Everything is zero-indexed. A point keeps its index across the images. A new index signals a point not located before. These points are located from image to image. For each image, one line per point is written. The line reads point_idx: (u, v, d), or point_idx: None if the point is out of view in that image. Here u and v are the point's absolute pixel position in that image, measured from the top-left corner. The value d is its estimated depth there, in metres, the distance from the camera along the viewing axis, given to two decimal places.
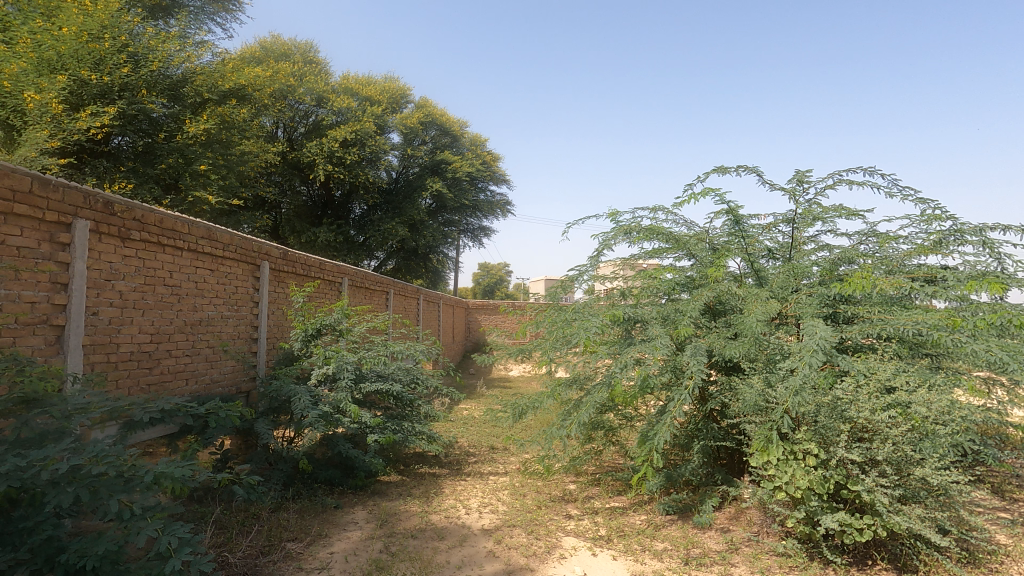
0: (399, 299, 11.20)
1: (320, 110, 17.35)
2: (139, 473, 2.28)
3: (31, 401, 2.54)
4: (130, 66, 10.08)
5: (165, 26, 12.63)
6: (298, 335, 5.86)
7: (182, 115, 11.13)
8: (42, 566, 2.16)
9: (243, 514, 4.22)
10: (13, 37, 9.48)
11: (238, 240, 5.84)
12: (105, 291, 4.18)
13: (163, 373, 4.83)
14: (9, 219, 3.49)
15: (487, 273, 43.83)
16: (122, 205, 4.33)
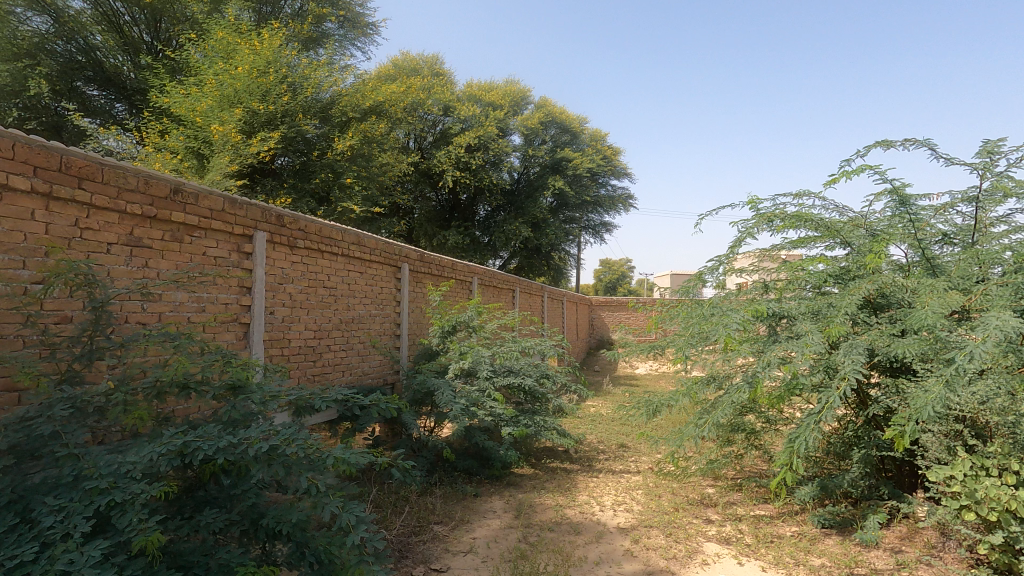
0: (525, 298, 11.50)
1: (447, 118, 18.26)
2: (323, 454, 2.58)
3: (237, 387, 2.87)
4: (288, 94, 11.44)
5: (314, 55, 14.05)
6: (436, 331, 6.21)
7: (331, 133, 12.43)
8: (249, 527, 2.51)
9: (395, 495, 4.61)
10: (202, 79, 10.96)
11: (382, 244, 6.38)
12: (278, 293, 4.81)
13: (324, 365, 5.43)
14: (209, 233, 4.15)
15: (609, 269, 43.24)
16: (290, 217, 4.94)
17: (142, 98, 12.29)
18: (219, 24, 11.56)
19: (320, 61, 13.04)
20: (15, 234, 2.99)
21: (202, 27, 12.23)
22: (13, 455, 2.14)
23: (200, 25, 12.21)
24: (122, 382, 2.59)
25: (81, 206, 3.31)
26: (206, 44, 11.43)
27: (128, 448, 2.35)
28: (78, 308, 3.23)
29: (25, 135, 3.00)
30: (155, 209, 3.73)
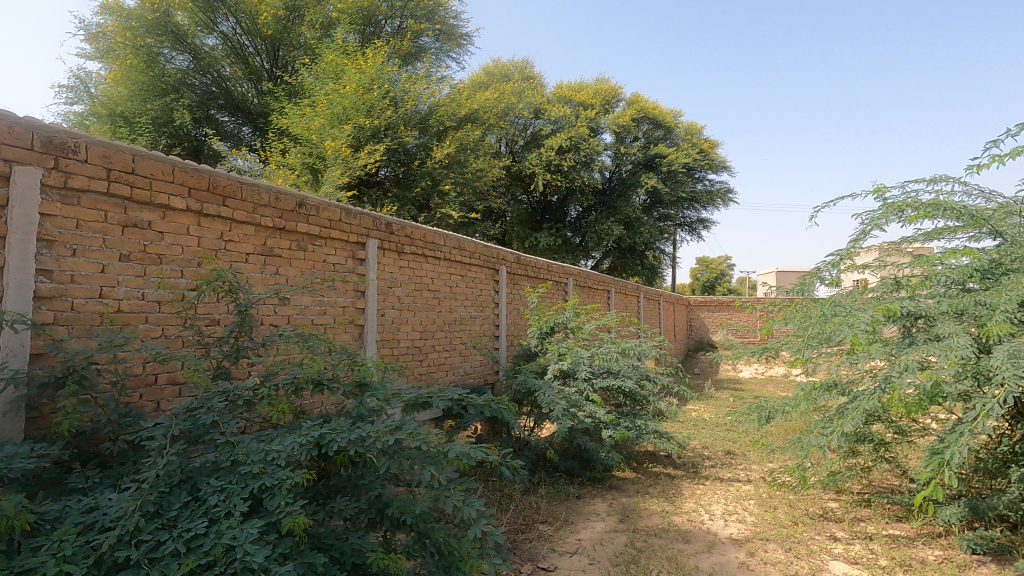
0: (620, 298, 11.31)
1: (537, 121, 18.39)
2: (443, 450, 2.69)
3: (364, 385, 3.05)
4: (391, 108, 12.11)
5: (412, 69, 14.73)
6: (535, 333, 6.27)
7: (430, 143, 12.98)
8: (376, 515, 2.69)
9: (500, 493, 4.71)
10: (315, 99, 11.87)
11: (481, 248, 6.56)
12: (388, 296, 5.11)
13: (430, 365, 5.68)
14: (328, 242, 4.50)
15: (707, 267, 41.34)
16: (398, 224, 5.22)
17: (265, 121, 13.53)
18: (329, 48, 12.47)
19: (419, 74, 13.65)
20: (174, 247, 3.42)
21: (314, 52, 13.26)
22: (182, 441, 2.45)
23: (313, 50, 13.24)
24: (266, 378, 2.86)
25: (224, 220, 3.72)
26: (317, 67, 12.36)
27: (273, 438, 2.60)
28: (224, 312, 3.65)
29: (180, 160, 3.41)
30: (284, 221, 4.10)
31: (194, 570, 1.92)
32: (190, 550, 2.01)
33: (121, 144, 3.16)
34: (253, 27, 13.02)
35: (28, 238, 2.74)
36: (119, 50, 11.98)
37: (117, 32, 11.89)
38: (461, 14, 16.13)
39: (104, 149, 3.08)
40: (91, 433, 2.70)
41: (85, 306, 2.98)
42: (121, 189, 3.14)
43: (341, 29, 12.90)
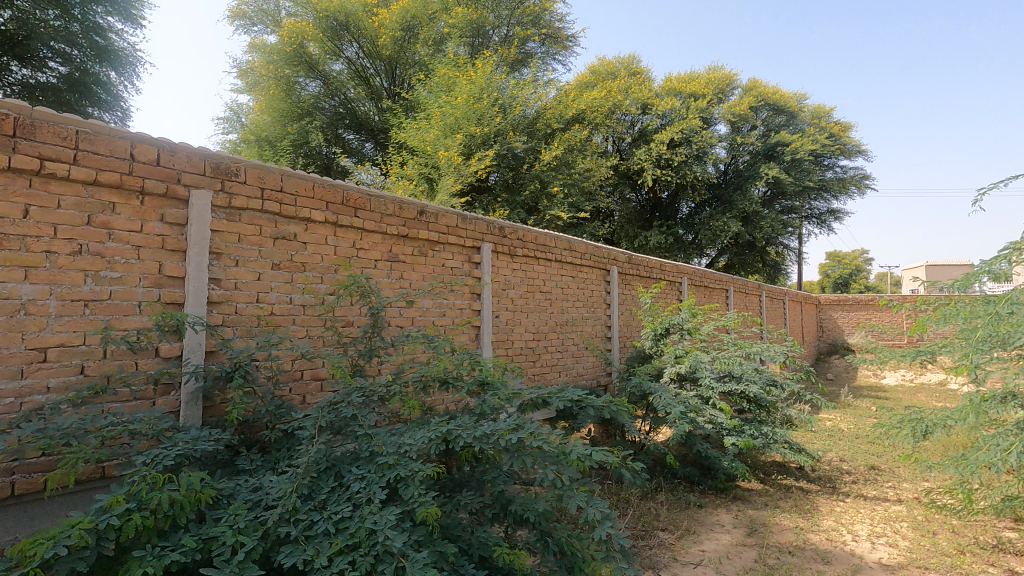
0: (740, 298, 10.65)
1: (645, 117, 17.86)
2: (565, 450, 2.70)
3: (486, 384, 3.14)
4: (500, 115, 12.44)
5: (519, 75, 14.98)
6: (649, 334, 6.09)
7: (538, 147, 13.13)
8: (499, 511, 2.77)
9: (617, 497, 4.65)
10: (430, 112, 12.51)
11: (592, 249, 6.52)
12: (502, 298, 5.24)
13: (543, 366, 5.75)
14: (446, 247, 4.72)
15: (839, 262, 37.59)
16: (511, 228, 5.35)
17: (385, 136, 14.47)
18: (441, 63, 13.09)
19: (526, 79, 13.87)
20: (315, 256, 3.78)
21: (428, 68, 13.98)
22: (328, 431, 2.70)
23: (427, 65, 13.96)
24: (397, 375, 3.07)
25: (356, 230, 4.04)
26: (431, 81, 13.03)
27: (405, 432, 2.77)
28: (357, 314, 3.98)
29: (319, 177, 3.77)
30: (407, 228, 4.37)
31: (343, 550, 2.10)
32: (339, 531, 2.20)
33: (271, 166, 3.55)
34: (374, 50, 14.03)
35: (203, 251, 3.18)
36: (264, 82, 13.58)
37: (263, 66, 13.53)
38: (566, 16, 16.16)
39: (259, 171, 3.48)
40: (253, 422, 3.06)
41: (246, 310, 3.40)
42: (273, 206, 3.53)
43: (452, 43, 13.49)
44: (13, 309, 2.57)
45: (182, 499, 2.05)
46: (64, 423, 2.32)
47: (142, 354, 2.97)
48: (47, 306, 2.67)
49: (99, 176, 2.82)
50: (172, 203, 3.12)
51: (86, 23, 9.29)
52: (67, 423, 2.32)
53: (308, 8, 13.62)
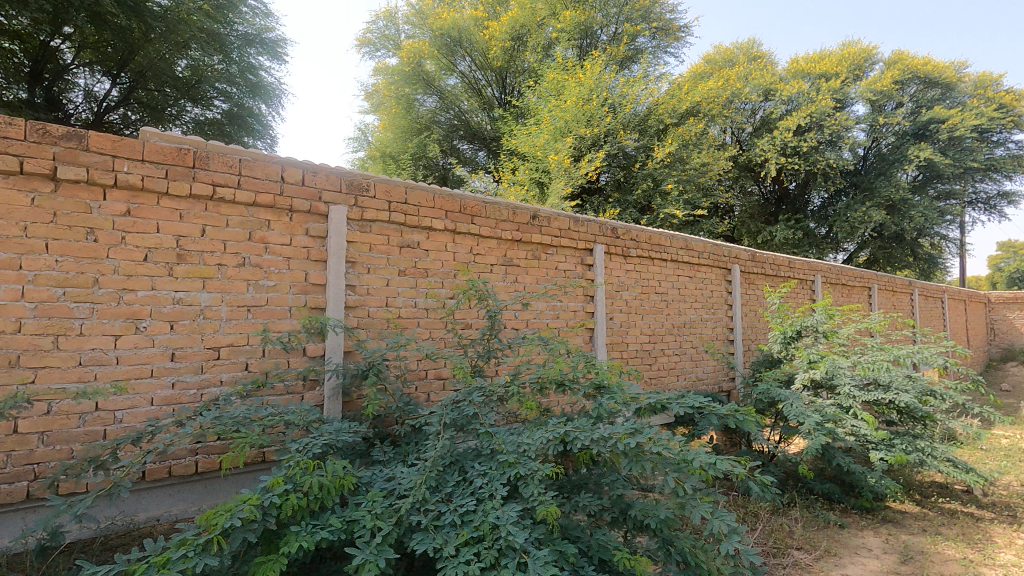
0: (885, 296, 9.52)
1: (768, 103, 16.59)
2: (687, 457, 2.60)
3: (602, 388, 3.10)
4: (610, 114, 12.27)
5: (630, 72, 14.64)
6: (777, 337, 5.66)
7: (651, 144, 12.75)
8: (618, 515, 2.74)
9: (744, 510, 4.38)
10: (539, 117, 12.68)
11: (710, 247, 6.22)
12: (616, 300, 5.18)
13: (660, 369, 5.61)
14: (559, 250, 4.77)
15: (1015, 254, 32.17)
16: (623, 228, 5.26)
17: (497, 144, 14.90)
18: (550, 68, 13.21)
19: (637, 75, 13.53)
20: (436, 262, 4.01)
21: (537, 73, 14.18)
22: (452, 428, 2.84)
23: (536, 71, 14.16)
24: (515, 377, 3.15)
25: (473, 236, 4.22)
26: (540, 87, 13.21)
27: (523, 431, 2.84)
28: (475, 317, 4.17)
29: (439, 188, 3.99)
30: (521, 233, 4.47)
31: (469, 541, 2.20)
32: (465, 523, 2.32)
33: (397, 180, 3.82)
34: (485, 62, 14.53)
35: (340, 261, 3.51)
36: (387, 101, 14.71)
37: (385, 87, 14.63)
38: (677, 6, 15.57)
39: (386, 185, 3.77)
40: (385, 417, 3.31)
41: (377, 313, 3.70)
42: (399, 217, 3.80)
43: (560, 47, 13.57)
44: (195, 314, 3.02)
45: (328, 483, 2.28)
46: (234, 413, 2.68)
47: (293, 353, 3.35)
48: (220, 311, 3.10)
49: (257, 198, 3.22)
50: (315, 218, 3.48)
51: (242, 64, 10.71)
52: (236, 413, 2.68)
53: (425, 29, 14.51)
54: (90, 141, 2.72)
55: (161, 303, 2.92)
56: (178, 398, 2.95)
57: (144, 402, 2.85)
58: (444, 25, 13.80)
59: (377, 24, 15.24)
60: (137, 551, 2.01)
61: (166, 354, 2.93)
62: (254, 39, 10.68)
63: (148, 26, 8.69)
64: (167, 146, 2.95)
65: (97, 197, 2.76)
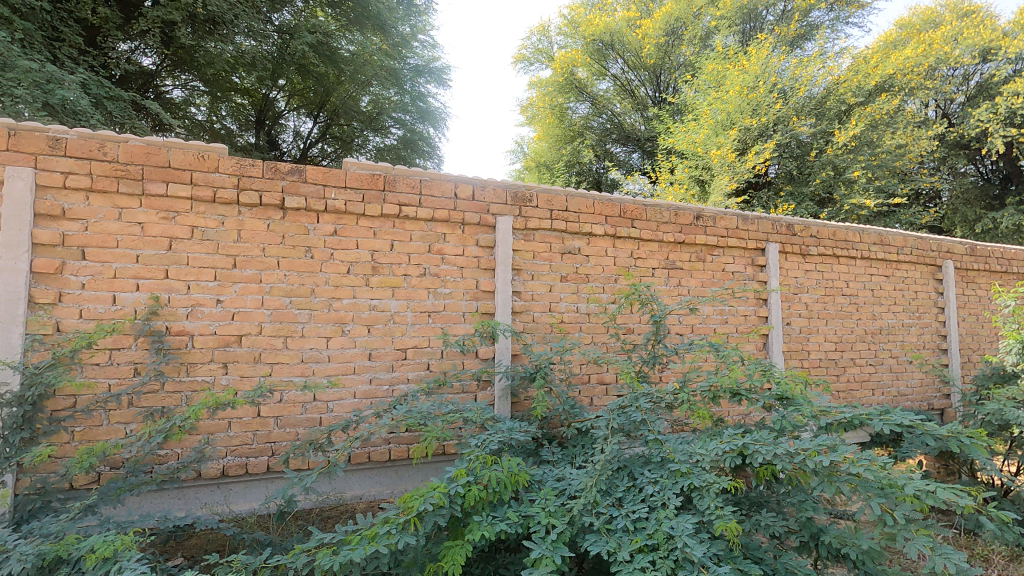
0: None
1: (987, 66, 13.81)
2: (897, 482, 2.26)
3: (786, 400, 2.83)
4: (781, 101, 11.21)
5: (803, 52, 13.20)
6: (1011, 347, 4.69)
7: (830, 128, 11.36)
8: (809, 540, 2.49)
9: (969, 552, 3.69)
10: (699, 111, 12.04)
11: (913, 241, 5.37)
12: (794, 303, 4.72)
13: (850, 381, 4.99)
14: (726, 251, 4.50)
15: None
16: (801, 225, 4.78)
17: (653, 144, 14.44)
18: (709, 58, 12.49)
19: (812, 54, 12.18)
20: (597, 267, 4.04)
21: (695, 66, 13.51)
22: (620, 433, 2.83)
23: (693, 65, 13.51)
24: (684, 383, 3.03)
25: (634, 240, 4.17)
26: (698, 80, 12.56)
27: (695, 441, 2.74)
28: (637, 321, 4.13)
29: (598, 194, 4.02)
30: (684, 234, 4.31)
31: (643, 548, 2.18)
32: (637, 530, 2.30)
33: (557, 188, 3.93)
34: (638, 61, 14.29)
35: (507, 268, 3.71)
36: (541, 112, 15.17)
37: (540, 99, 15.08)
38: None
39: (547, 194, 3.90)
40: (551, 418, 3.42)
41: (541, 318, 3.85)
42: (560, 224, 3.91)
43: (720, 35, 12.75)
44: (386, 319, 3.43)
45: (505, 479, 2.42)
46: (422, 408, 2.99)
47: (467, 355, 3.64)
48: (406, 316, 3.48)
49: (434, 214, 3.56)
50: (484, 229, 3.73)
51: (413, 93, 11.85)
52: (423, 408, 2.98)
53: (577, 37, 14.70)
54: (308, 173, 3.24)
55: (360, 309, 3.37)
56: (375, 392, 3.37)
57: (349, 395, 3.31)
58: (596, 30, 14.02)
59: (531, 39, 15.75)
60: (351, 524, 2.33)
61: (365, 354, 3.36)
62: (422, 70, 11.90)
63: (341, 70, 10.08)
64: (363, 173, 3.39)
65: (313, 220, 3.28)
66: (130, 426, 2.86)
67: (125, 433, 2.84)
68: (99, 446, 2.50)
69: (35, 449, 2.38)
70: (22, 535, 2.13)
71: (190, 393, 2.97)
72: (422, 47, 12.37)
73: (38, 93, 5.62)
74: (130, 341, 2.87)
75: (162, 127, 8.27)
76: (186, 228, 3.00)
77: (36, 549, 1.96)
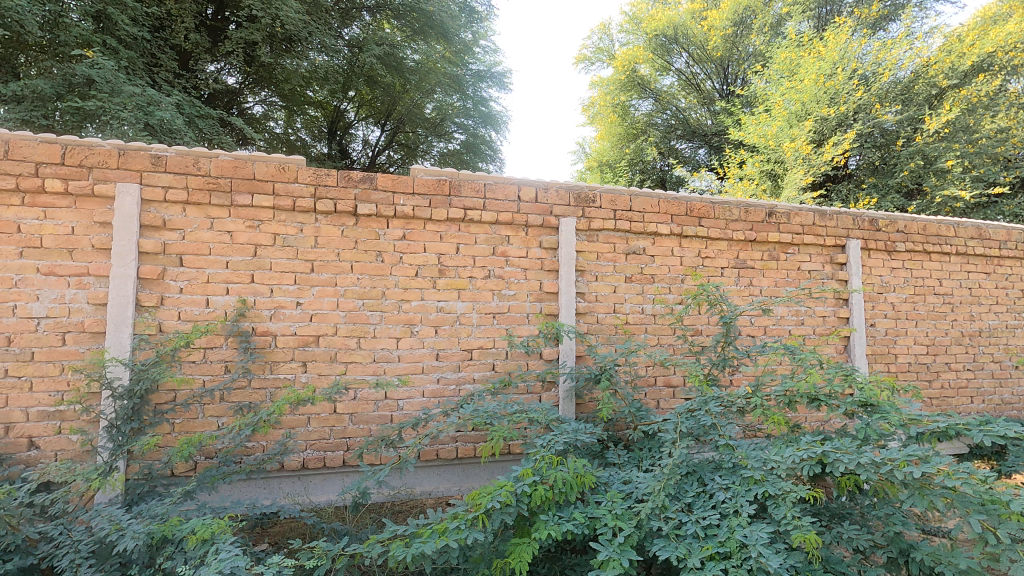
0: None
1: None
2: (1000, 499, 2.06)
3: (870, 406, 2.66)
4: (862, 87, 10.53)
5: (886, 33, 12.32)
6: None
7: (919, 115, 10.54)
8: (898, 556, 2.32)
9: None
10: (771, 102, 11.51)
11: (1018, 234, 4.89)
12: (879, 303, 4.43)
13: (944, 388, 4.62)
14: (802, 249, 4.28)
15: None
16: (886, 220, 4.47)
17: (720, 139, 13.94)
18: (781, 46, 11.92)
19: (897, 35, 11.34)
20: (663, 267, 3.96)
21: (766, 57, 12.97)
22: (688, 437, 2.76)
23: (764, 55, 12.98)
24: (757, 387, 2.92)
25: (701, 239, 4.06)
26: (769, 70, 12.04)
27: (770, 448, 2.63)
28: (705, 323, 4.03)
29: (663, 193, 3.94)
30: (755, 232, 4.14)
31: (714, 556, 2.13)
32: (708, 537, 2.25)
33: (621, 188, 3.89)
34: (704, 55, 13.93)
35: (571, 269, 3.71)
36: (603, 112, 14.97)
37: (602, 98, 14.86)
38: None
39: (611, 195, 3.86)
40: (617, 420, 3.38)
41: (606, 319, 3.82)
42: (624, 224, 3.86)
43: (793, 21, 12.15)
44: (453, 320, 3.52)
45: (571, 479, 2.43)
46: (488, 408, 3.04)
47: (532, 356, 3.67)
48: (472, 317, 3.56)
49: (498, 216, 3.62)
50: (547, 231, 3.75)
51: (476, 98, 11.98)
52: (489, 408, 3.04)
53: (639, 33, 14.46)
54: (378, 181, 3.39)
55: (428, 310, 3.48)
56: (442, 391, 3.46)
57: (418, 393, 3.42)
58: (660, 25, 13.77)
59: (593, 38, 15.62)
60: (422, 519, 2.41)
61: (433, 354, 3.47)
62: (484, 74, 12.00)
63: (406, 79, 10.43)
64: (429, 178, 3.50)
65: (383, 226, 3.42)
66: (222, 419, 3.09)
67: (218, 425, 3.08)
68: (196, 437, 2.73)
69: (143, 438, 2.63)
70: (133, 516, 2.36)
71: (273, 389, 3.18)
72: (484, 52, 12.58)
73: (140, 115, 6.21)
74: (221, 340, 3.11)
75: (245, 141, 8.85)
76: (269, 235, 3.21)
77: (146, 529, 2.17)
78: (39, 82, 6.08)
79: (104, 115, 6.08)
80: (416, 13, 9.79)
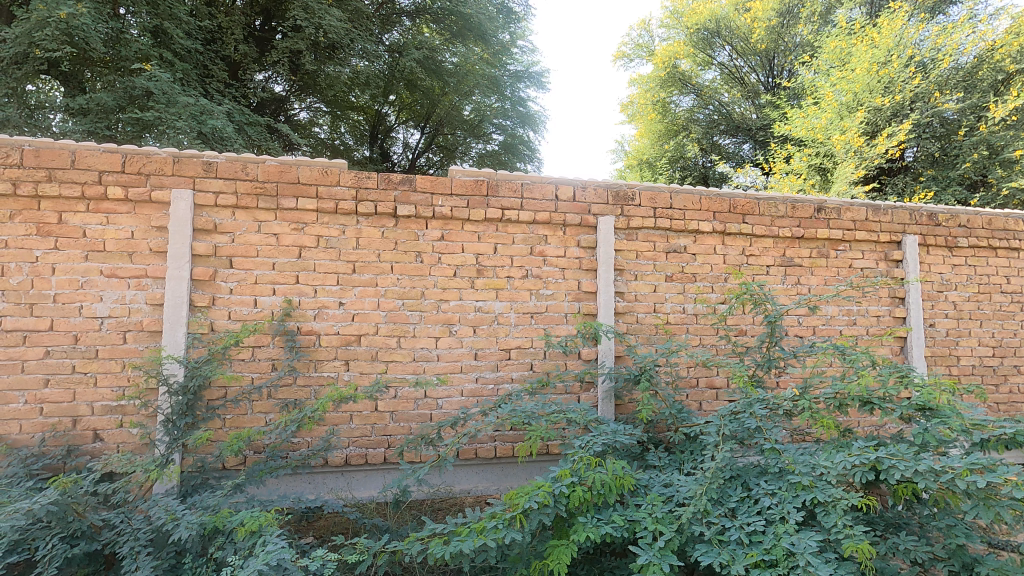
0: None
1: None
2: None
3: (929, 410, 2.52)
4: (919, 75, 10.01)
5: (947, 17, 11.66)
6: None
7: (984, 102, 9.92)
8: (960, 570, 2.20)
9: None
10: (819, 94, 11.09)
11: None
12: (939, 302, 4.19)
13: (1013, 392, 4.33)
14: (853, 245, 4.10)
15: None
16: (946, 214, 4.23)
17: (766, 133, 13.40)
18: (831, 35, 11.45)
19: (958, 19, 10.72)
20: (705, 266, 3.87)
21: (815, 46, 12.49)
22: (732, 440, 2.68)
23: (812, 45, 12.52)
24: (805, 389, 2.81)
25: (745, 237, 3.94)
26: (818, 61, 11.61)
27: (819, 452, 2.53)
28: (750, 323, 3.91)
29: (705, 189, 3.85)
30: (803, 229, 3.99)
31: (760, 564, 2.07)
32: (753, 544, 2.18)
33: (661, 186, 3.82)
34: (748, 47, 13.56)
35: (609, 269, 3.67)
36: (642, 109, 14.70)
37: (641, 96, 14.59)
38: None
39: (650, 192, 3.79)
40: (657, 422, 3.31)
41: (646, 319, 3.75)
42: (665, 222, 3.79)
43: (844, 8, 11.65)
44: (491, 319, 3.54)
45: (609, 481, 2.40)
46: (526, 408, 3.04)
47: (570, 356, 3.65)
48: (510, 317, 3.57)
49: (536, 216, 3.61)
50: (585, 230, 3.72)
51: (514, 98, 12.00)
52: (528, 408, 3.04)
53: (680, 28, 14.18)
54: (417, 183, 3.44)
55: (466, 310, 3.50)
56: (481, 391, 3.49)
57: (457, 393, 3.45)
58: (701, 18, 13.47)
59: (632, 35, 15.39)
60: (461, 517, 2.43)
61: (471, 354, 3.49)
62: (522, 74, 12.01)
63: (444, 82, 10.51)
64: (467, 179, 3.53)
65: (422, 227, 3.47)
66: (270, 416, 3.20)
67: (266, 421, 3.19)
68: (246, 433, 2.84)
69: (197, 432, 2.76)
70: (187, 507, 2.47)
71: (318, 387, 3.28)
72: (521, 52, 12.60)
73: (194, 124, 6.52)
74: (269, 339, 3.22)
75: (291, 146, 9.16)
76: (313, 237, 3.31)
77: (200, 520, 2.27)
78: (103, 95, 6.45)
79: (161, 125, 6.42)
80: (455, 15, 10.04)
